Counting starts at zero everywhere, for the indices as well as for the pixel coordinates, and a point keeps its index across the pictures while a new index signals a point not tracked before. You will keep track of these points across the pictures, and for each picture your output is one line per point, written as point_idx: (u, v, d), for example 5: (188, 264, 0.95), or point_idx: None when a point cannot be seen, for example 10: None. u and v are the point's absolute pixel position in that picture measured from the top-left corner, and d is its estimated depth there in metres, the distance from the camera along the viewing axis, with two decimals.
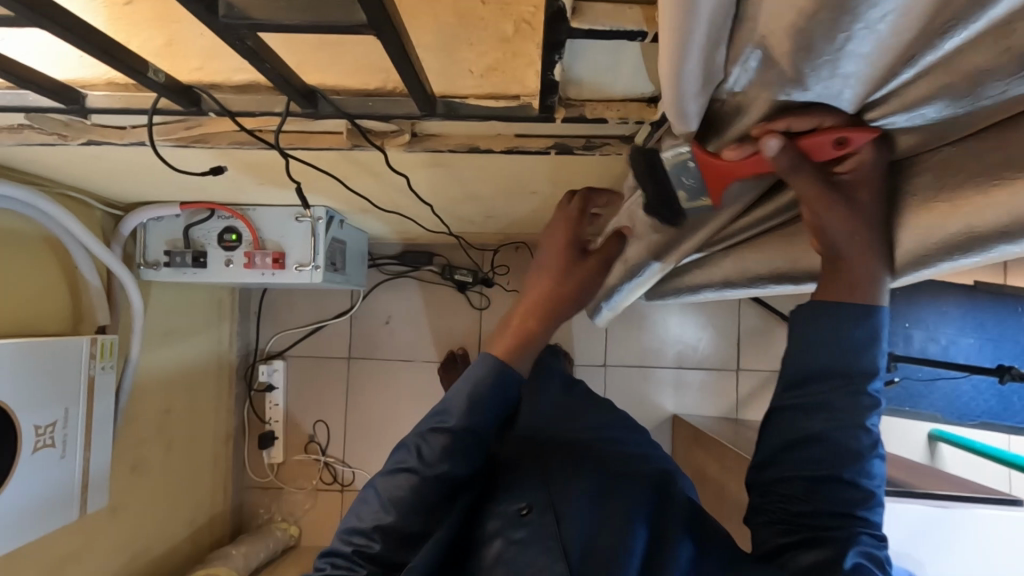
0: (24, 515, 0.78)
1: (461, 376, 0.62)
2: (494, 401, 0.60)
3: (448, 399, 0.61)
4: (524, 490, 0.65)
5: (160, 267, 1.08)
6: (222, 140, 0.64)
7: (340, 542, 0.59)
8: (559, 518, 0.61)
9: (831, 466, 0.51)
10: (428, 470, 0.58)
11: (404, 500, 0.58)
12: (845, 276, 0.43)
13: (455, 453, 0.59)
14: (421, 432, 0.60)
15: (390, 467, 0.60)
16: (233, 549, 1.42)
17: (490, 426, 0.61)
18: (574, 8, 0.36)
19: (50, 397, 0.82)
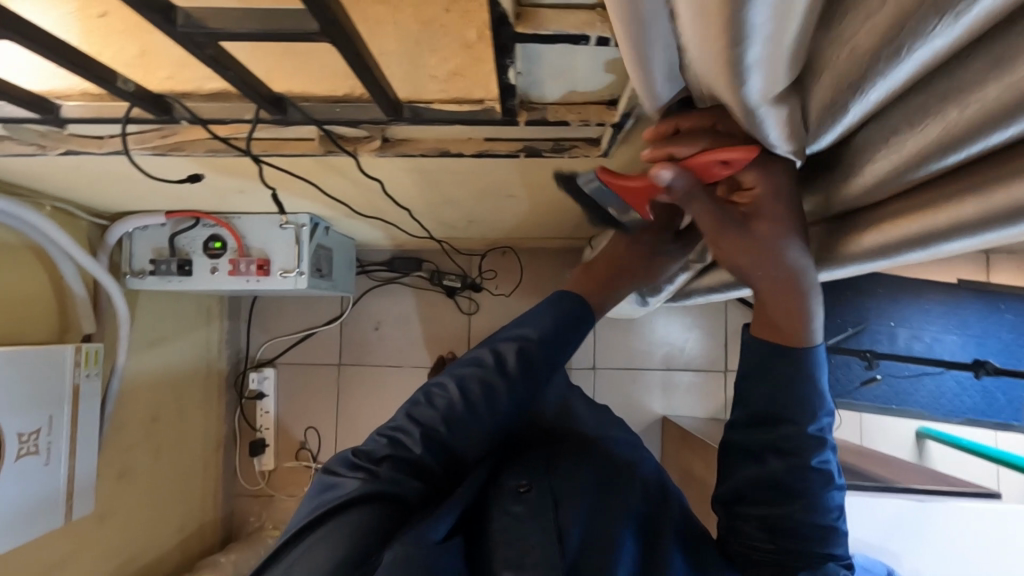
0: (6, 520, 0.78)
1: (543, 304, 0.72)
2: (569, 321, 0.71)
3: (533, 316, 0.71)
4: (528, 472, 0.70)
5: (145, 275, 1.09)
6: (197, 147, 0.65)
7: (405, 422, 0.66)
8: (558, 501, 0.66)
9: (788, 508, 0.56)
10: (505, 374, 0.68)
11: (475, 392, 0.67)
12: (778, 305, 0.47)
13: (529, 362, 0.69)
14: (503, 339, 0.70)
15: (467, 363, 0.69)
16: (223, 557, 1.42)
17: (554, 357, 0.70)
18: (519, 14, 0.37)
19: (33, 404, 0.83)
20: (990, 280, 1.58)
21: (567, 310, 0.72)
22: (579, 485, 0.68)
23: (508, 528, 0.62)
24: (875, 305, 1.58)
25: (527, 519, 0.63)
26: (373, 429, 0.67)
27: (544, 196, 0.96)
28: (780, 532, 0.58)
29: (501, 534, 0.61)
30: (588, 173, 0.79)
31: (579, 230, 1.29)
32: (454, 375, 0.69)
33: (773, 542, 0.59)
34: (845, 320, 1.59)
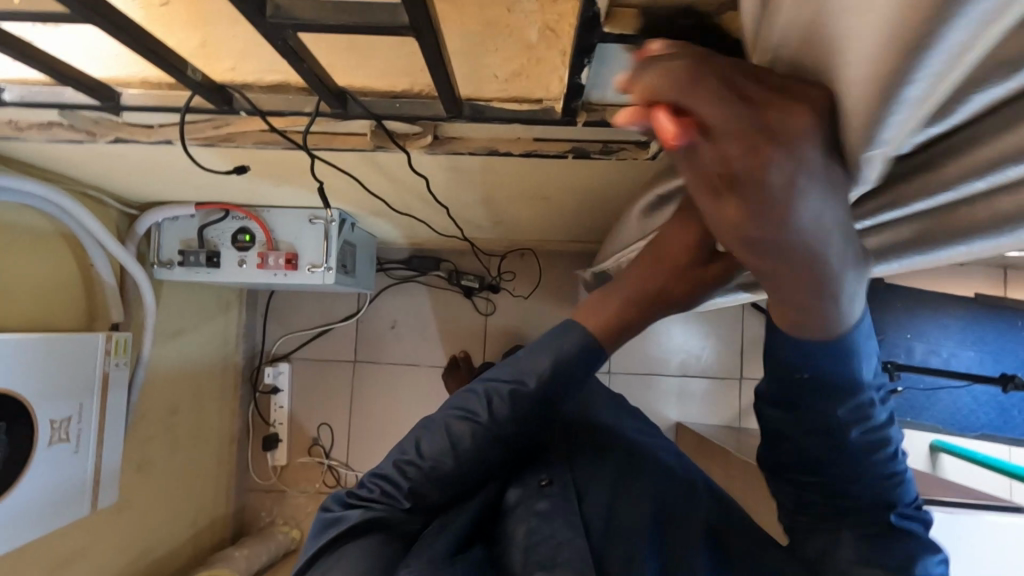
0: (36, 508, 0.78)
1: (539, 349, 0.65)
2: (565, 380, 0.64)
3: (526, 364, 0.65)
4: (548, 468, 0.71)
5: (173, 266, 1.09)
6: (247, 139, 0.66)
7: (393, 470, 0.64)
8: (580, 496, 0.68)
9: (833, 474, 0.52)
10: (494, 425, 0.63)
11: (464, 446, 0.63)
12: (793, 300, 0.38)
13: (517, 417, 0.64)
14: (493, 387, 0.65)
15: (454, 414, 0.65)
16: (235, 552, 1.42)
17: (552, 400, 0.64)
18: (607, 14, 0.37)
19: (65, 393, 0.83)
20: (1008, 295, 1.58)
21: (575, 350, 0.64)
22: (599, 479, 0.70)
23: (536, 529, 0.61)
24: (892, 317, 1.59)
25: (554, 516, 0.63)
26: (366, 473, 0.66)
27: (576, 199, 0.97)
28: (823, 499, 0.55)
29: (529, 534, 0.61)
30: (625, 178, 0.80)
31: (603, 235, 1.30)
32: (441, 426, 0.65)
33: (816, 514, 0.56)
34: None
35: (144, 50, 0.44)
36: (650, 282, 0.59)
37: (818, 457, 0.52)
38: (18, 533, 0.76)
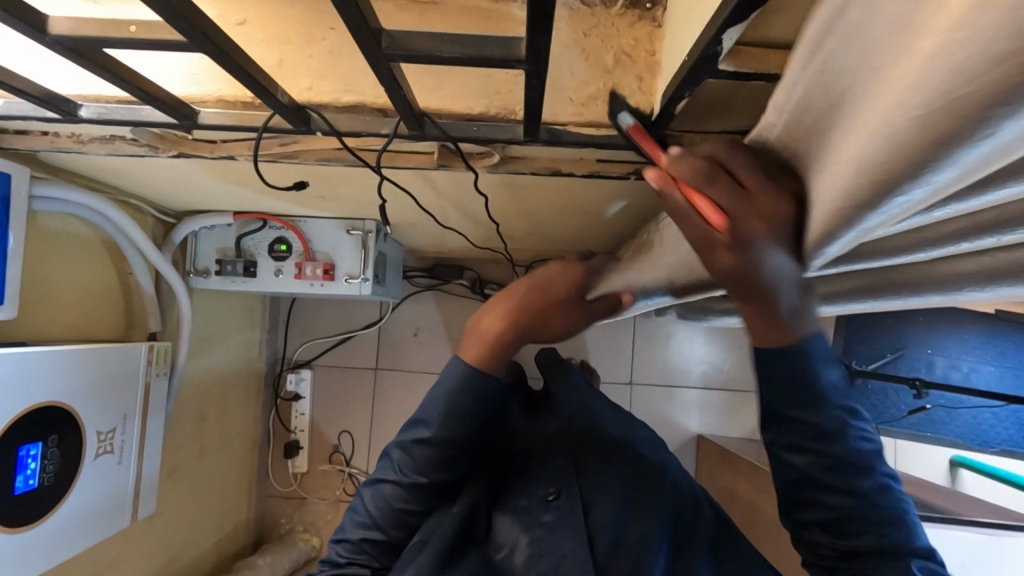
0: (83, 520, 0.78)
1: (438, 389, 0.69)
2: (470, 423, 0.68)
3: (426, 411, 0.69)
4: (558, 479, 0.77)
5: (210, 275, 1.09)
6: (310, 156, 0.66)
7: (335, 553, 0.70)
8: (586, 509, 0.75)
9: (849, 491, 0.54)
10: (409, 479, 0.68)
11: (391, 510, 0.69)
12: (757, 321, 0.46)
13: (436, 465, 0.68)
14: (403, 445, 0.69)
15: (375, 480, 0.70)
16: (258, 560, 1.41)
17: (468, 434, 0.69)
18: (727, 52, 0.38)
19: (111, 403, 0.82)
20: None
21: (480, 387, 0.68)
22: (603, 493, 0.77)
23: (540, 539, 0.71)
24: (914, 333, 1.59)
25: (557, 529, 0.71)
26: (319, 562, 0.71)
27: (617, 216, 0.97)
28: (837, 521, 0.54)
29: (533, 545, 0.70)
30: None
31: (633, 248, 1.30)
32: (376, 489, 0.70)
33: (834, 541, 0.56)
34: (884, 347, 1.60)
35: (245, 77, 0.44)
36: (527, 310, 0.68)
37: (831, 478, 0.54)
38: (67, 544, 0.76)
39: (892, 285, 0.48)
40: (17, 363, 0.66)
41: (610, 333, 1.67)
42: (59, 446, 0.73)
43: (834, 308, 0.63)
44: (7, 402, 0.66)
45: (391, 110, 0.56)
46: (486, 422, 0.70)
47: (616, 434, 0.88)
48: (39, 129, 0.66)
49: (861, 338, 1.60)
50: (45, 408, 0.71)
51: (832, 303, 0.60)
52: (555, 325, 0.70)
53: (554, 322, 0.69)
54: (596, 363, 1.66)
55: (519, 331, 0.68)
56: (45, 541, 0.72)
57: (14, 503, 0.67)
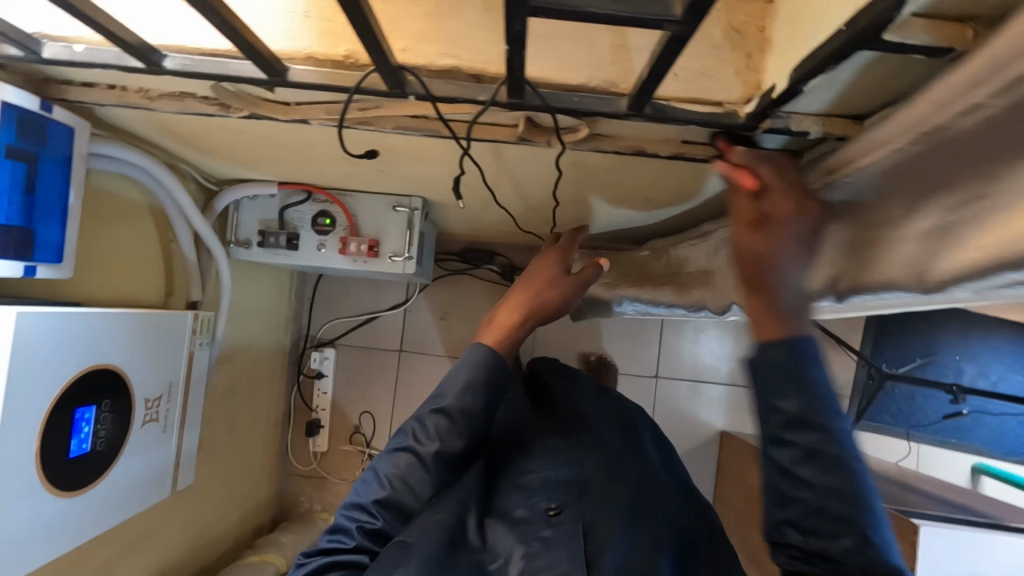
0: (129, 487, 0.76)
1: (455, 367, 0.76)
2: (485, 397, 0.74)
3: (444, 385, 0.75)
4: (563, 492, 0.75)
5: (251, 246, 1.06)
6: (386, 123, 0.64)
7: (343, 519, 0.71)
8: (587, 530, 0.71)
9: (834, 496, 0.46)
10: (423, 447, 0.72)
11: (399, 474, 0.71)
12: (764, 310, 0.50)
13: (451, 433, 0.73)
14: (419, 416, 0.74)
15: (391, 449, 0.73)
16: (281, 537, 1.40)
17: (479, 409, 0.74)
18: (894, 23, 0.36)
19: (159, 370, 0.80)
20: None
21: (490, 369, 0.75)
22: (614, 509, 0.74)
23: (536, 555, 0.67)
24: (945, 338, 1.58)
25: (556, 545, 0.68)
26: (323, 534, 0.71)
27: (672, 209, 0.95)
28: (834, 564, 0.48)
29: (528, 560, 0.67)
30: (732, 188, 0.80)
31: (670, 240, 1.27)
32: (392, 456, 0.73)
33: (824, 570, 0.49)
34: (914, 351, 1.59)
35: (360, 23, 0.42)
36: (529, 290, 0.81)
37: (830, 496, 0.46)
38: (115, 511, 0.74)
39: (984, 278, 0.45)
40: (74, 325, 0.64)
41: (638, 326, 1.65)
42: (111, 411, 0.71)
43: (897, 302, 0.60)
44: (64, 365, 0.63)
45: (487, 77, 0.54)
46: (495, 400, 0.76)
47: (635, 462, 0.85)
48: (107, 82, 0.63)
49: (891, 342, 1.59)
50: (100, 372, 0.69)
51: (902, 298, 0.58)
52: (561, 293, 0.82)
53: (556, 292, 0.82)
54: (622, 355, 1.65)
55: (525, 312, 0.80)
56: (94, 507, 0.70)
57: (68, 468, 0.66)
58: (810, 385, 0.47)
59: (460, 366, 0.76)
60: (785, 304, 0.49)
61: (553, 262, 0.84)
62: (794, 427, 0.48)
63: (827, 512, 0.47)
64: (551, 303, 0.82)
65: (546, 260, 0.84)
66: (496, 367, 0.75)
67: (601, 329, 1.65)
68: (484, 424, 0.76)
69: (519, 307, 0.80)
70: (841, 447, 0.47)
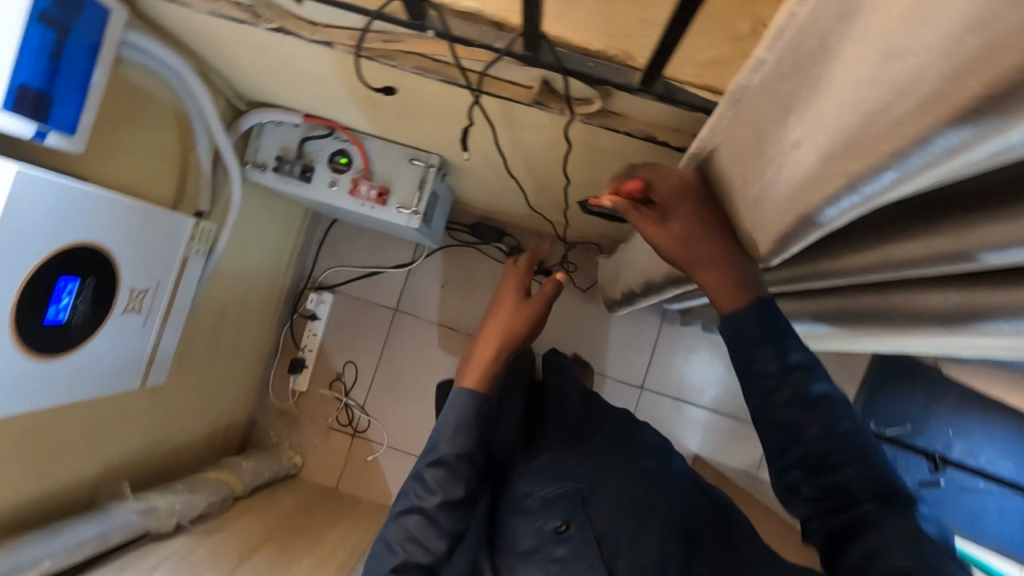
0: (98, 369, 0.78)
1: (445, 414, 0.79)
2: (477, 433, 0.78)
3: (436, 437, 0.78)
4: (566, 508, 0.80)
5: (266, 169, 1.08)
6: (405, 61, 0.64)
7: None
8: (599, 537, 0.76)
9: (837, 432, 0.56)
10: (429, 500, 0.73)
11: (413, 539, 0.72)
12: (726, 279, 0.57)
13: (452, 480, 0.75)
14: (417, 474, 0.76)
15: (400, 514, 0.74)
16: (243, 462, 1.43)
17: (475, 447, 0.78)
18: None
19: (150, 264, 0.83)
20: None
21: (481, 406, 0.80)
22: (619, 505, 0.78)
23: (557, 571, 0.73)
24: (939, 410, 1.54)
25: (572, 562, 0.73)
26: None
27: None
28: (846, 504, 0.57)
29: None
30: None
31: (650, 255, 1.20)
32: (400, 522, 0.73)
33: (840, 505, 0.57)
34: (905, 415, 1.55)
35: None
36: (503, 321, 0.84)
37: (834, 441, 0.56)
38: (79, 390, 0.76)
39: (986, 312, 0.45)
40: (74, 196, 0.66)
41: (632, 335, 1.65)
42: (94, 289, 0.73)
43: (892, 326, 0.60)
44: (55, 231, 0.65)
45: (508, 26, 0.54)
46: (488, 434, 0.81)
47: (637, 445, 0.88)
48: None
49: (883, 401, 1.56)
50: (90, 249, 0.71)
51: (896, 317, 0.58)
52: (530, 315, 0.85)
53: (528, 314, 0.85)
54: (611, 359, 1.65)
55: (505, 341, 0.83)
56: (62, 379, 0.72)
57: (43, 331, 0.67)
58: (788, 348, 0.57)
59: (449, 409, 0.79)
60: (734, 271, 0.57)
61: (514, 281, 0.89)
62: (779, 390, 0.57)
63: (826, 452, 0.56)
64: (527, 324, 0.85)
65: (505, 286, 0.90)
66: (485, 405, 0.79)
67: (595, 329, 1.65)
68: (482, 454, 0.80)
69: (494, 342, 0.83)
70: (830, 399, 0.57)
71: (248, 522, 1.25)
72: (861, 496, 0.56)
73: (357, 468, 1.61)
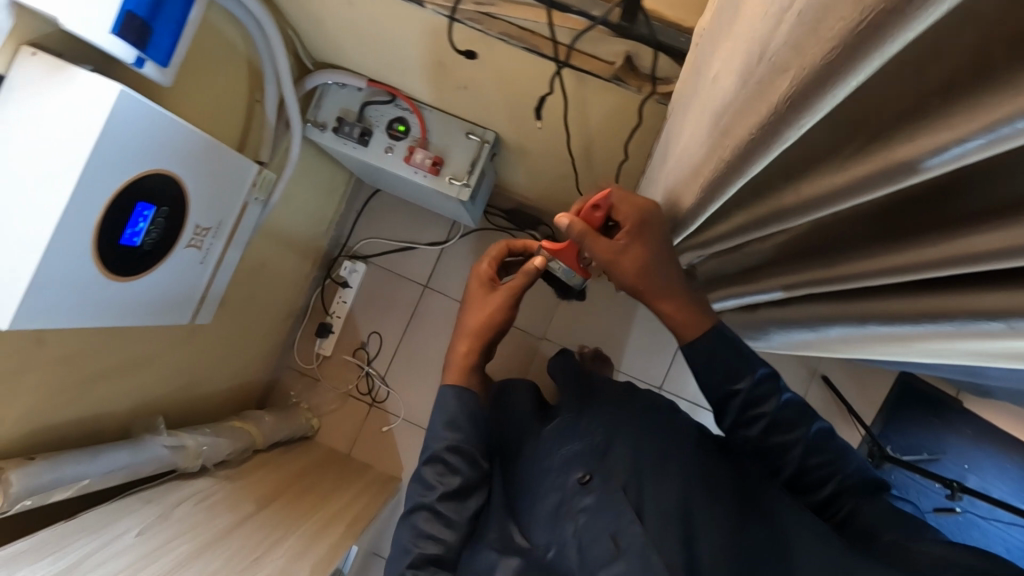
0: (158, 297, 0.81)
1: (437, 413, 0.84)
2: (469, 420, 0.83)
3: (432, 435, 0.82)
4: (587, 461, 0.80)
5: (325, 129, 1.10)
6: (493, 27, 0.67)
7: None
8: (625, 488, 0.75)
9: (797, 426, 0.78)
10: (435, 492, 0.78)
11: (429, 532, 0.76)
12: (676, 305, 0.77)
13: (454, 470, 0.80)
14: (420, 472, 0.81)
15: (411, 512, 0.78)
16: (264, 416, 1.46)
17: (470, 435, 0.82)
18: None
19: (215, 202, 0.85)
20: None
21: (470, 396, 0.84)
22: (639, 461, 0.78)
23: (586, 522, 0.74)
24: (956, 442, 1.53)
25: (598, 509, 0.74)
26: None
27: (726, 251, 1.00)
28: (825, 490, 0.77)
29: (581, 529, 0.74)
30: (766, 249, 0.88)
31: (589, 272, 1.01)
32: (409, 522, 0.78)
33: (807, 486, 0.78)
34: (922, 444, 1.54)
35: None
36: (475, 321, 0.87)
37: (785, 439, 0.78)
38: (138, 316, 0.79)
39: None
40: (162, 126, 0.68)
41: (656, 336, 1.66)
42: (166, 219, 0.76)
43: (925, 337, 0.62)
44: (141, 158, 0.67)
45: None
46: (485, 418, 0.86)
47: (650, 404, 0.89)
48: None
49: (902, 427, 1.55)
50: (166, 179, 0.73)
51: (925, 324, 0.59)
52: (501, 305, 0.86)
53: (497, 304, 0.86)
54: (632, 357, 1.65)
55: (479, 336, 0.86)
56: (125, 302, 0.75)
57: (119, 253, 0.70)
58: (750, 364, 0.78)
59: (440, 404, 0.84)
60: (683, 299, 0.77)
61: (484, 276, 0.90)
62: (752, 405, 0.78)
63: (781, 438, 0.78)
64: (504, 316, 0.87)
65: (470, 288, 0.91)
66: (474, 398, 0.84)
67: (619, 326, 1.66)
68: (480, 435, 0.84)
69: (467, 339, 0.87)
70: (787, 398, 0.79)
71: (264, 475, 1.27)
72: (822, 466, 0.77)
73: (370, 437, 1.63)
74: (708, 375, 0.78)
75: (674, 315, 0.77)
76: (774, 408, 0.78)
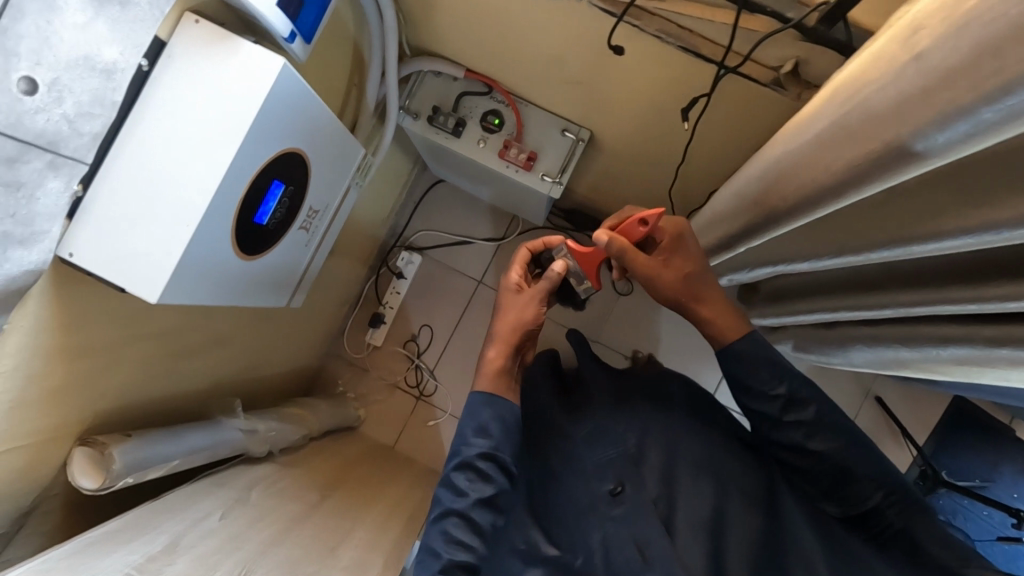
0: (268, 277, 0.79)
1: (465, 419, 0.82)
2: (502, 430, 0.80)
3: (461, 439, 0.81)
4: (619, 470, 0.84)
5: (417, 117, 1.08)
6: (652, 24, 0.68)
7: None
8: (653, 500, 0.80)
9: (842, 438, 0.74)
10: (466, 499, 0.77)
11: (461, 539, 0.75)
12: (714, 311, 0.83)
13: (485, 479, 0.78)
14: (448, 479, 0.79)
15: (439, 519, 0.77)
16: (318, 402, 1.44)
17: (502, 445, 0.80)
18: None
19: (326, 184, 0.83)
20: None
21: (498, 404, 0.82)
22: (667, 467, 0.83)
23: (610, 530, 0.79)
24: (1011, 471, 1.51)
25: (628, 520, 0.78)
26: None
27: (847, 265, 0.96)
28: (864, 508, 0.74)
29: (607, 537, 0.78)
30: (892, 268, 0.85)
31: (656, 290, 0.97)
32: (438, 527, 0.76)
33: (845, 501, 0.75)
34: (974, 471, 1.53)
35: None
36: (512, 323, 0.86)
37: (829, 451, 0.75)
38: (249, 295, 0.77)
39: None
40: (305, 105, 0.67)
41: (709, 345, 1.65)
42: (290, 199, 0.75)
43: None
44: (282, 136, 0.66)
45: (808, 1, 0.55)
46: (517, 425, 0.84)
47: (681, 410, 0.91)
48: None
49: (954, 452, 1.54)
50: (297, 158, 0.72)
51: None
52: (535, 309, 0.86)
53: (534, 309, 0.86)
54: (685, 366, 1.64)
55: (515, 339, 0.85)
56: (245, 282, 0.73)
57: (251, 231, 0.69)
58: (787, 370, 0.77)
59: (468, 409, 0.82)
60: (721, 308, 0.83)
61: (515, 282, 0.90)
62: (789, 409, 0.77)
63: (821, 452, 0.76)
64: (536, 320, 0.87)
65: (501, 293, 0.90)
66: (504, 404, 0.82)
67: (673, 334, 1.65)
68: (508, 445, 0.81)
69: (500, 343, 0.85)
70: (829, 410, 0.76)
71: (323, 463, 1.26)
72: (870, 486, 0.73)
73: (416, 431, 1.61)
74: (743, 379, 0.79)
75: (711, 321, 0.83)
76: (812, 416, 0.76)
